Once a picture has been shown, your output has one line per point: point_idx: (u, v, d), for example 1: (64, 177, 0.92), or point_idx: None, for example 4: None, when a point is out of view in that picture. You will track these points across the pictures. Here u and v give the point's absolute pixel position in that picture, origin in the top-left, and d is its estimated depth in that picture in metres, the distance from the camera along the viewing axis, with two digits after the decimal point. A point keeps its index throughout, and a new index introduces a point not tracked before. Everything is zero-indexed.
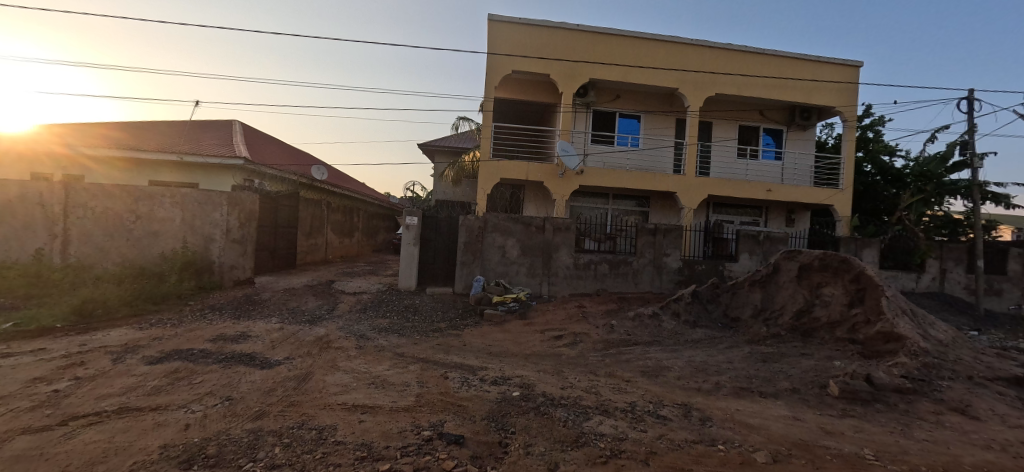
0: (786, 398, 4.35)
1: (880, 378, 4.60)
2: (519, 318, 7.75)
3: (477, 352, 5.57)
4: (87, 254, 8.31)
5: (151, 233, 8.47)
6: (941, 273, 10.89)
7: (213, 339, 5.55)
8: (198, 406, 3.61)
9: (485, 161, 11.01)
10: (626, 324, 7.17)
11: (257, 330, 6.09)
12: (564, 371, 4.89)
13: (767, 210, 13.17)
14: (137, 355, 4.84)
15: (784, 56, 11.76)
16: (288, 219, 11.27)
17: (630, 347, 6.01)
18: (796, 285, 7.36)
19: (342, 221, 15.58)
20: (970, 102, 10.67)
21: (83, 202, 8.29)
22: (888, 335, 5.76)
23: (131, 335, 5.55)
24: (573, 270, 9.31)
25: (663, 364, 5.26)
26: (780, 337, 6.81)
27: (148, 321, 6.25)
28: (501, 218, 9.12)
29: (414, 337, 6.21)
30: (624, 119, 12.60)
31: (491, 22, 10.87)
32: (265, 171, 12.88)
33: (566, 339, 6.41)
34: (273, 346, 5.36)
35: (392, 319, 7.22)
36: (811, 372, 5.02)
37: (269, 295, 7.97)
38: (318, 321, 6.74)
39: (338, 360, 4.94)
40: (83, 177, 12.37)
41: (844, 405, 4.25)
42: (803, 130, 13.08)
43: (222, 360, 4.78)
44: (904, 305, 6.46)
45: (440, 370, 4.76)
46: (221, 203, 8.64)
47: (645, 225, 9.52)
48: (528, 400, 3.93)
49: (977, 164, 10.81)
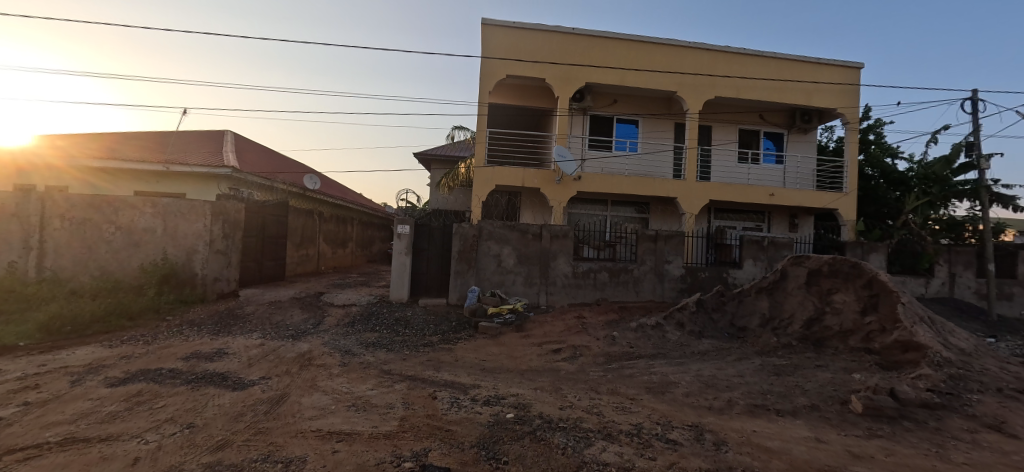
0: (806, 416, 3.98)
1: (905, 392, 4.27)
2: (515, 330, 7.37)
3: (469, 368, 5.20)
4: (64, 267, 7.92)
5: (130, 245, 8.10)
6: (950, 278, 10.60)
7: (186, 357, 5.16)
8: (153, 435, 3.24)
9: (479, 167, 10.71)
10: (627, 335, 6.79)
11: (234, 346, 5.70)
12: (563, 388, 4.52)
13: (769, 215, 12.88)
14: (98, 377, 4.45)
15: (783, 58, 11.58)
16: (277, 230, 10.90)
17: (633, 361, 5.65)
18: (805, 292, 7.01)
19: (333, 231, 15.25)
20: (974, 102, 10.44)
21: (60, 213, 7.94)
22: (907, 345, 5.44)
23: (97, 354, 5.16)
24: (572, 279, 8.97)
25: (669, 379, 4.89)
26: (791, 347, 6.45)
27: (118, 339, 5.85)
28: (496, 225, 8.79)
29: (403, 352, 5.83)
30: (623, 124, 12.37)
31: (485, 26, 10.68)
32: (252, 179, 12.49)
33: (564, 353, 6.03)
34: (250, 365, 4.98)
35: (382, 334, 6.83)
36: (830, 387, 4.65)
37: (252, 309, 7.57)
38: (303, 336, 6.34)
39: (318, 380, 4.55)
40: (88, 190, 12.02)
41: (870, 423, 3.87)
42: (804, 134, 12.89)
43: (191, 381, 4.40)
44: (920, 312, 6.14)
45: (428, 389, 4.38)
46: (204, 213, 8.26)
47: (646, 231, 9.17)
48: (523, 423, 3.56)
49: (984, 166, 10.55)
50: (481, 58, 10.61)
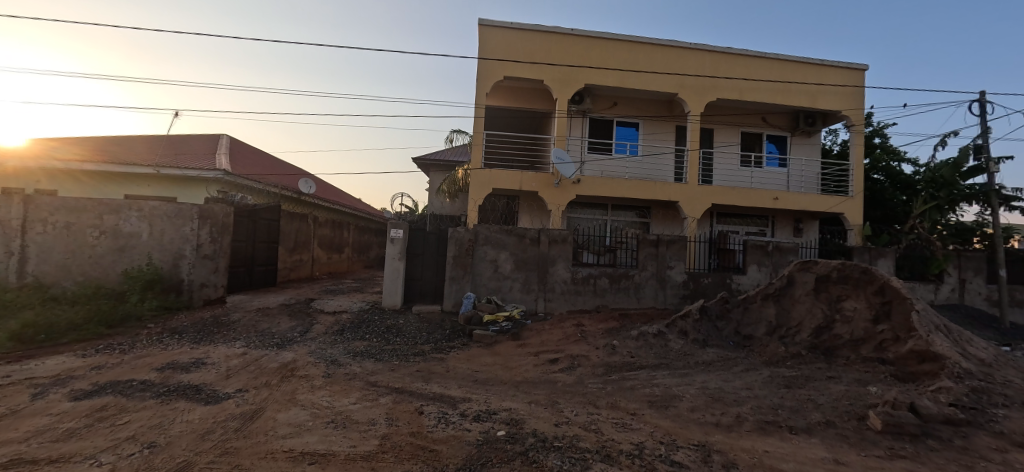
0: (822, 434, 3.68)
1: (927, 407, 3.97)
2: (511, 339, 7.09)
3: (461, 380, 4.91)
4: (46, 273, 7.64)
5: (115, 249, 7.85)
6: (960, 284, 10.32)
7: (162, 368, 4.88)
8: (109, 456, 2.96)
9: (476, 170, 10.47)
10: (628, 344, 6.50)
11: (215, 356, 5.41)
12: (560, 402, 4.22)
13: (773, 219, 12.60)
14: (63, 389, 4.17)
15: (786, 60, 11.38)
16: (268, 234, 10.64)
17: (634, 372, 5.36)
18: (814, 299, 6.77)
19: (328, 236, 15.02)
20: (982, 104, 10.21)
21: (43, 217, 7.67)
22: (924, 355, 5.16)
23: (68, 364, 4.88)
24: (571, 285, 8.69)
25: (673, 392, 4.58)
26: (800, 357, 6.13)
27: (94, 348, 5.58)
28: (493, 229, 8.52)
29: (392, 362, 5.55)
30: (623, 127, 12.17)
31: (481, 27, 10.49)
32: (245, 182, 12.23)
33: (562, 363, 5.73)
34: (228, 376, 4.70)
35: (371, 342, 6.55)
36: (845, 401, 4.36)
37: (238, 316, 7.29)
38: (288, 345, 6.06)
39: (298, 393, 4.26)
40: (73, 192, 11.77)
41: (891, 442, 3.56)
42: (807, 137, 12.67)
43: (162, 394, 4.12)
44: (935, 320, 5.84)
45: (416, 404, 4.09)
46: (191, 217, 8.02)
47: (647, 236, 8.91)
48: (515, 442, 3.28)
49: (993, 170, 10.27)
50: (478, 59, 10.42)
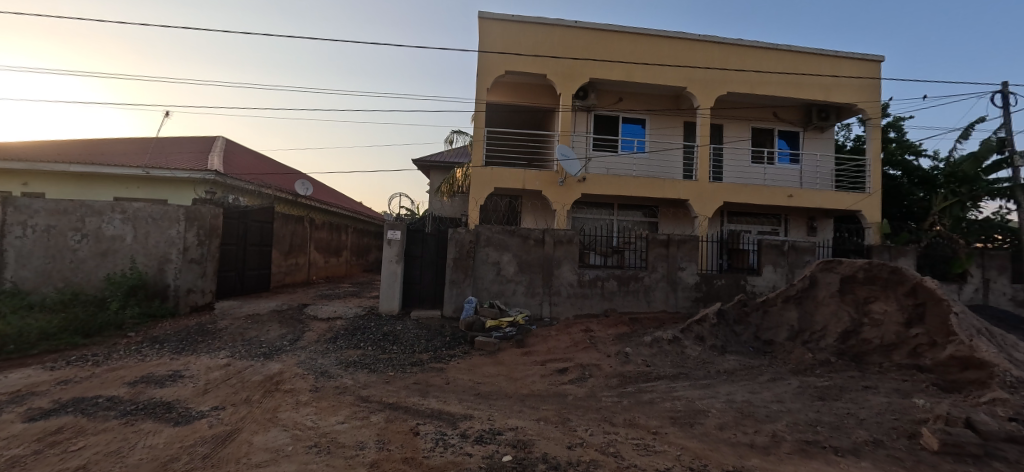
0: (871, 456, 3.23)
1: (985, 423, 3.51)
2: (515, 346, 6.66)
3: (461, 394, 4.47)
4: (25, 279, 7.25)
5: (97, 254, 7.46)
6: (984, 284, 9.84)
7: (135, 382, 4.47)
8: None
9: (478, 168, 10.06)
10: (642, 351, 6.06)
11: (195, 368, 5.00)
12: (571, 419, 3.80)
13: (785, 218, 12.17)
14: (19, 408, 3.75)
15: (799, 51, 10.94)
16: (260, 237, 10.22)
17: (651, 383, 4.92)
18: (839, 301, 6.30)
19: (325, 239, 14.63)
20: (1005, 95, 9.77)
21: (22, 220, 7.27)
22: (968, 362, 4.71)
23: (32, 378, 4.47)
24: (578, 288, 8.24)
25: (697, 406, 4.14)
26: (829, 364, 5.68)
27: (64, 360, 5.17)
28: (494, 230, 8.10)
29: (387, 373, 5.14)
30: (628, 124, 11.74)
31: (481, 21, 10.11)
32: (237, 184, 11.86)
33: (572, 373, 5.29)
34: (204, 391, 4.27)
35: (366, 351, 6.12)
36: (888, 415, 3.93)
37: (226, 324, 6.86)
38: (275, 355, 5.63)
39: (279, 411, 3.83)
40: (62, 195, 11.45)
41: (954, 466, 3.10)
42: (820, 131, 12.23)
43: (128, 413, 3.70)
44: (976, 323, 5.38)
45: (411, 422, 3.66)
46: (177, 219, 7.64)
47: (657, 235, 8.45)
48: (523, 470, 2.83)
49: (1018, 164, 9.79)
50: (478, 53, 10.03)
